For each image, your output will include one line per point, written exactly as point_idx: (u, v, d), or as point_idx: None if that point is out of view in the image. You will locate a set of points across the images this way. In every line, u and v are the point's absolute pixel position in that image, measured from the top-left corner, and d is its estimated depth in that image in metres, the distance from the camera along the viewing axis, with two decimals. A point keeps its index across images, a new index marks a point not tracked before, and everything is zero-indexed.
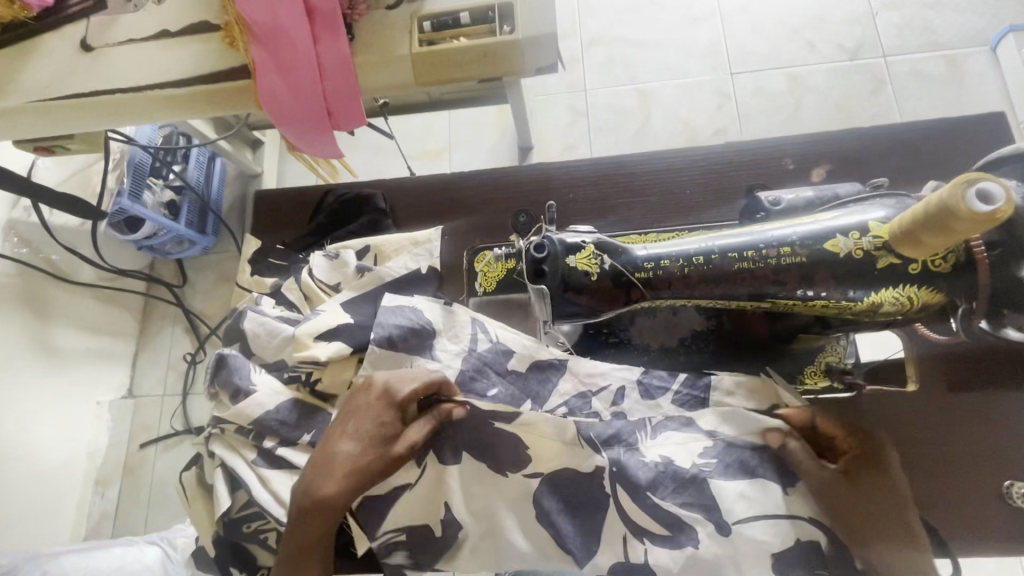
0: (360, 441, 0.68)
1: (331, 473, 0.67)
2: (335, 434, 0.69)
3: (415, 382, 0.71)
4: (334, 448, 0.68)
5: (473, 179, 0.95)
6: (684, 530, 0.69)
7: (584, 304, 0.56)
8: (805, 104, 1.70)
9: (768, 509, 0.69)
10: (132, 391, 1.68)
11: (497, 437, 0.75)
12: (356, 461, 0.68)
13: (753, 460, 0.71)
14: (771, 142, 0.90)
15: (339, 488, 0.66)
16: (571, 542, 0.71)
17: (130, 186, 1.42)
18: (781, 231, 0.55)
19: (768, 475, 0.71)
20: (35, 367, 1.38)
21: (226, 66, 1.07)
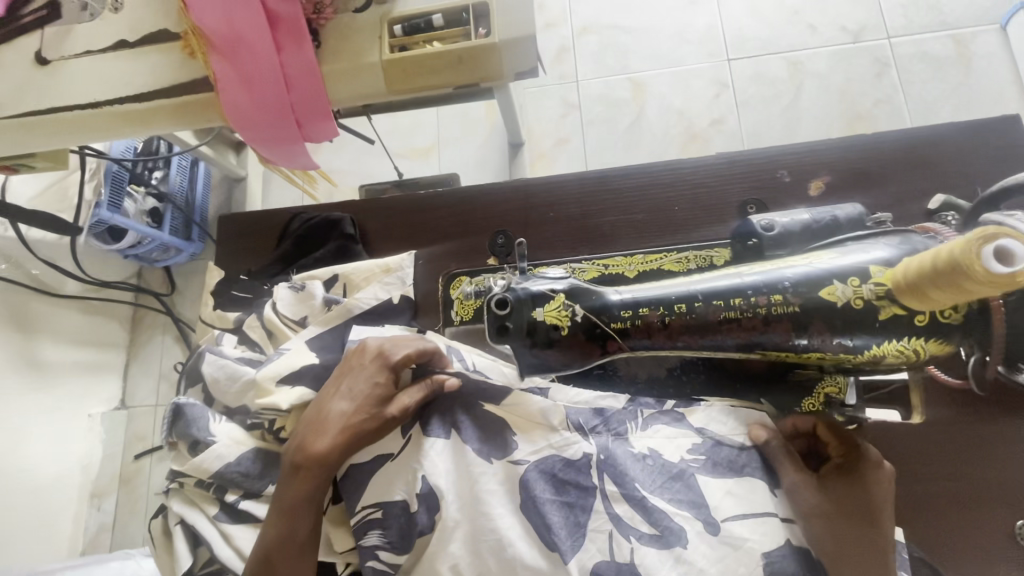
0: (353, 400, 0.68)
1: (323, 429, 0.66)
2: (329, 394, 0.69)
3: (409, 347, 0.71)
4: (327, 406, 0.68)
5: (447, 198, 0.89)
6: (672, 528, 0.67)
7: (555, 359, 0.51)
8: (806, 89, 1.62)
9: (757, 505, 0.68)
10: (124, 402, 1.54)
11: (486, 424, 0.75)
12: (349, 419, 0.67)
13: (741, 460, 0.72)
14: (766, 152, 0.84)
15: (329, 444, 0.66)
16: (556, 534, 0.67)
17: (110, 196, 1.30)
18: (772, 275, 0.49)
19: (755, 473, 0.71)
20: (22, 383, 1.24)
21: (187, 78, 0.93)
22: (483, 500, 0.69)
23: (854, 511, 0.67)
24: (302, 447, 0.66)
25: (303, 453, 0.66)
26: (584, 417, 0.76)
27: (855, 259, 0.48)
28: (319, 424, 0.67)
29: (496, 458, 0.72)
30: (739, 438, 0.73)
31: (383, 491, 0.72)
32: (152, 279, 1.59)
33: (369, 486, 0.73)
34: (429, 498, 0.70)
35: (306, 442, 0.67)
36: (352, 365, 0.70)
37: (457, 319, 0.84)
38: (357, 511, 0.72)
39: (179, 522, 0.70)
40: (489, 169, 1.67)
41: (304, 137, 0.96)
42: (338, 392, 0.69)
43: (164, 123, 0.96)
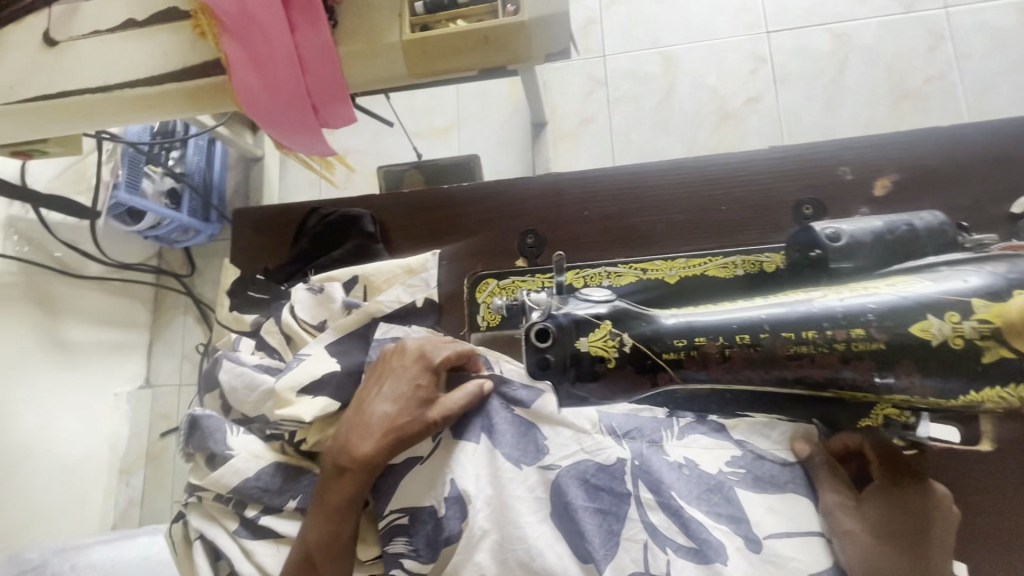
0: (397, 402, 0.63)
1: (367, 432, 0.61)
2: (368, 396, 0.64)
3: (450, 348, 0.67)
4: (368, 408, 0.63)
5: (472, 193, 0.84)
6: (712, 542, 0.62)
7: (599, 394, 0.46)
8: (851, 65, 1.49)
9: (800, 524, 0.63)
10: (149, 379, 1.50)
11: (517, 427, 0.71)
12: (393, 422, 0.62)
13: (784, 475, 0.68)
14: (824, 147, 0.76)
15: (374, 448, 0.61)
16: (589, 543, 0.63)
17: (128, 176, 1.24)
18: (855, 303, 0.43)
19: (798, 490, 0.66)
20: (53, 367, 1.21)
21: (201, 60, 0.85)
22: (512, 507, 0.65)
23: (897, 537, 0.59)
24: (343, 451, 0.61)
25: (345, 457, 0.61)
26: (619, 422, 0.72)
27: (953, 290, 0.41)
28: (361, 427, 0.62)
29: (527, 463, 0.68)
30: (779, 454, 0.69)
31: (412, 495, 0.67)
32: (173, 260, 1.53)
33: (399, 488, 0.68)
34: (459, 502, 0.65)
35: (346, 445, 0.62)
36: (391, 365, 0.65)
37: (483, 325, 0.78)
38: (385, 515, 0.68)
39: (200, 536, 0.68)
40: (510, 150, 1.58)
41: (322, 122, 0.90)
42: (380, 392, 0.63)
43: (176, 106, 0.89)
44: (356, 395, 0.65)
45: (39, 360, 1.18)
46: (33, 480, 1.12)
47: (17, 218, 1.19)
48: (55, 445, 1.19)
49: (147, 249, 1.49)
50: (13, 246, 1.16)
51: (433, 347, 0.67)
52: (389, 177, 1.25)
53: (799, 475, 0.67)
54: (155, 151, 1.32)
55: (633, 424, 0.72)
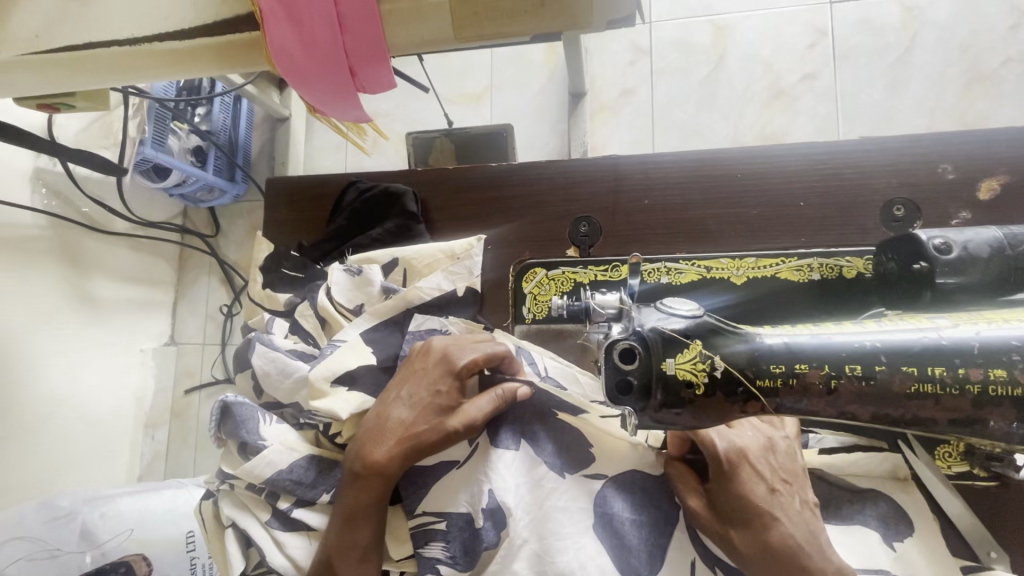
0: (413, 407, 0.60)
1: (382, 437, 0.59)
2: (387, 398, 0.62)
3: (477, 350, 0.63)
4: (384, 411, 0.61)
5: (523, 173, 0.78)
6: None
7: (683, 424, 0.41)
8: (921, 42, 1.35)
9: (874, 561, 0.57)
10: (174, 336, 1.49)
11: (561, 436, 0.67)
12: (409, 428, 0.60)
13: (852, 507, 0.61)
14: (919, 141, 0.68)
15: (388, 455, 0.58)
16: (635, 558, 0.60)
17: (154, 133, 1.19)
18: (1000, 338, 0.37)
19: (868, 523, 0.60)
20: (82, 325, 1.20)
21: (235, 13, 0.79)
22: (553, 517, 0.61)
23: (749, 532, 0.54)
24: (356, 455, 0.59)
25: (358, 462, 0.59)
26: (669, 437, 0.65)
27: None
28: (376, 432, 0.60)
29: (570, 472, 0.64)
30: (848, 480, 0.63)
31: (446, 500, 0.64)
32: (198, 220, 1.50)
33: (432, 489, 0.65)
34: (496, 514, 0.61)
35: (361, 448, 0.60)
36: (414, 368, 0.63)
37: (528, 317, 0.73)
38: (414, 514, 0.64)
39: (231, 524, 0.66)
40: (545, 121, 1.49)
41: (359, 86, 0.83)
42: (398, 396, 0.61)
43: (207, 64, 0.83)
44: (380, 397, 0.63)
45: (69, 317, 1.16)
46: (65, 434, 1.12)
47: (46, 170, 1.13)
48: (83, 403, 1.18)
49: (172, 208, 1.46)
50: (42, 201, 1.12)
51: (458, 348, 0.63)
52: (417, 144, 1.19)
53: (870, 506, 0.61)
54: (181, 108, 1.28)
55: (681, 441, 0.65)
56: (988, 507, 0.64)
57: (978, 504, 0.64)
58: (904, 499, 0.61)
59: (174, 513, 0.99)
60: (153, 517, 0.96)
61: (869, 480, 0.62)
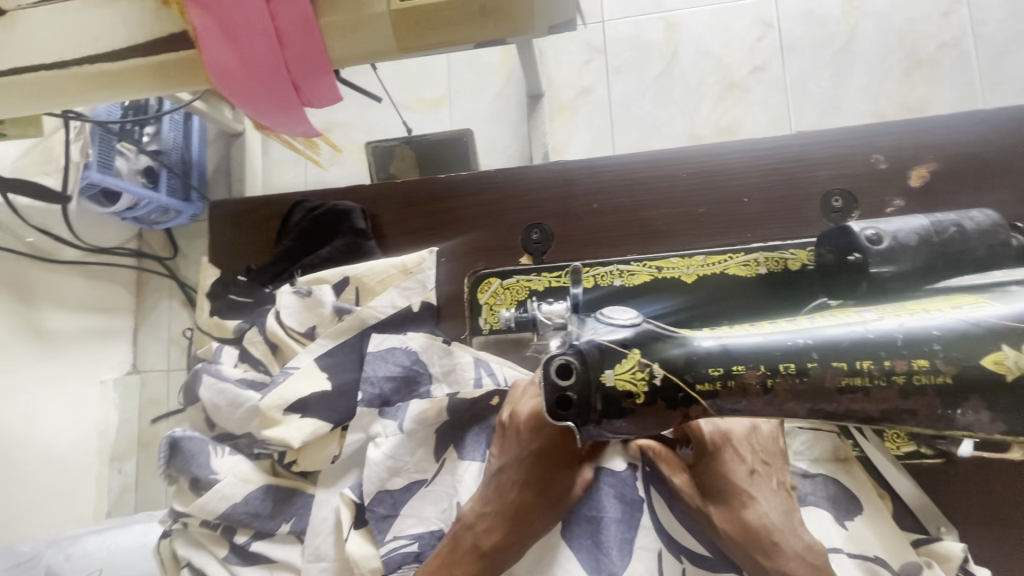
0: (535, 490, 0.57)
1: (504, 525, 0.56)
2: (506, 481, 0.57)
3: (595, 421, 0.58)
4: (505, 496, 0.57)
5: (472, 182, 0.77)
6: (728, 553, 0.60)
7: (626, 434, 0.41)
8: (862, 31, 1.39)
9: (828, 540, 0.58)
10: (136, 364, 1.42)
11: None
12: (531, 513, 0.57)
13: (805, 488, 0.62)
14: (854, 130, 0.70)
15: (513, 540, 0.56)
16: (607, 555, 0.60)
17: (100, 155, 1.13)
18: (918, 331, 0.38)
19: (820, 504, 0.61)
20: (33, 358, 1.12)
21: (169, 32, 0.76)
22: None
23: (726, 512, 0.54)
24: (479, 545, 0.56)
25: (484, 554, 0.56)
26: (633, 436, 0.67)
27: None
28: (497, 518, 0.56)
29: None
30: (801, 464, 0.64)
31: None
32: (155, 242, 1.44)
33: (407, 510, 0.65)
34: None
35: (483, 535, 0.56)
36: (527, 448, 0.57)
37: (486, 328, 0.72)
38: None
39: (187, 564, 0.64)
40: (505, 123, 1.48)
41: (305, 101, 0.81)
42: (516, 478, 0.57)
43: (144, 86, 0.80)
44: (492, 468, 0.59)
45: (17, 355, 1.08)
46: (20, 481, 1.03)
47: None
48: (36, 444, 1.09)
49: (125, 232, 1.39)
50: None
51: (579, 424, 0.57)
52: (378, 154, 1.18)
53: (821, 488, 0.62)
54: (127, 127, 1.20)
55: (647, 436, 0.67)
56: (937, 485, 0.65)
57: (932, 484, 0.65)
58: (855, 479, 0.62)
59: (147, 547, 0.93)
60: (123, 555, 0.91)
61: (820, 462, 0.64)
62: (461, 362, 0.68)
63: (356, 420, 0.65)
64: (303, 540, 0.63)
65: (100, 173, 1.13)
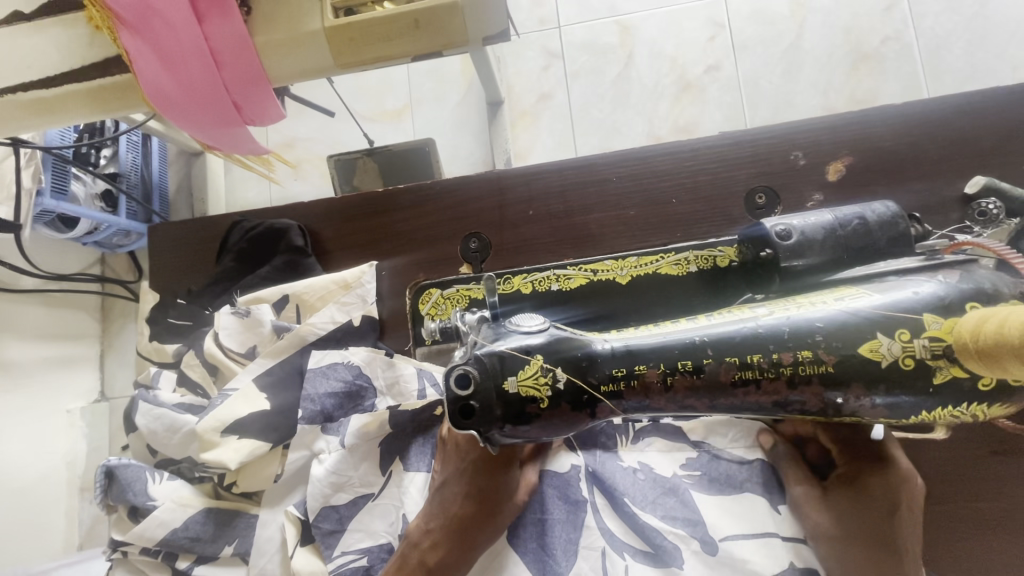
0: (476, 501, 0.57)
1: (451, 539, 0.56)
2: (448, 494, 0.58)
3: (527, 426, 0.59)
4: (450, 508, 0.57)
5: (411, 196, 0.78)
6: (667, 546, 0.60)
7: (537, 439, 0.42)
8: (810, 27, 1.43)
9: (757, 525, 0.60)
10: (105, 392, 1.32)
11: None
12: (474, 525, 0.57)
13: (741, 474, 0.64)
14: (780, 127, 0.72)
15: (460, 553, 0.56)
16: (550, 556, 0.61)
17: (54, 182, 1.05)
18: (804, 323, 0.40)
19: (756, 489, 0.63)
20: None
21: (100, 58, 0.75)
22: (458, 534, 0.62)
23: (853, 541, 0.55)
24: (426, 561, 0.56)
25: (431, 570, 0.56)
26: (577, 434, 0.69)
27: (903, 304, 0.38)
28: (443, 533, 0.57)
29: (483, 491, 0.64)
30: (738, 450, 0.65)
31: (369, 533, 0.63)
32: (118, 265, 1.37)
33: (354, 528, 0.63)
34: None
35: (430, 551, 0.56)
36: (466, 459, 0.58)
37: (427, 341, 0.71)
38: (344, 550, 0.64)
39: None
40: (465, 132, 1.48)
41: (247, 119, 0.81)
42: (459, 490, 0.57)
43: (82, 112, 0.79)
44: (437, 483, 0.59)
45: None
46: None
47: None
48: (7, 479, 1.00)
49: (89, 255, 1.31)
50: None
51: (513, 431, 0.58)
52: (340, 167, 1.18)
53: (757, 474, 0.64)
54: (82, 151, 1.15)
55: (589, 432, 0.68)
56: None
57: None
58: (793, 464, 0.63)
59: None
60: None
61: (757, 449, 0.66)
62: (404, 374, 0.68)
63: (295, 439, 0.65)
64: (248, 562, 0.64)
65: (55, 199, 1.06)
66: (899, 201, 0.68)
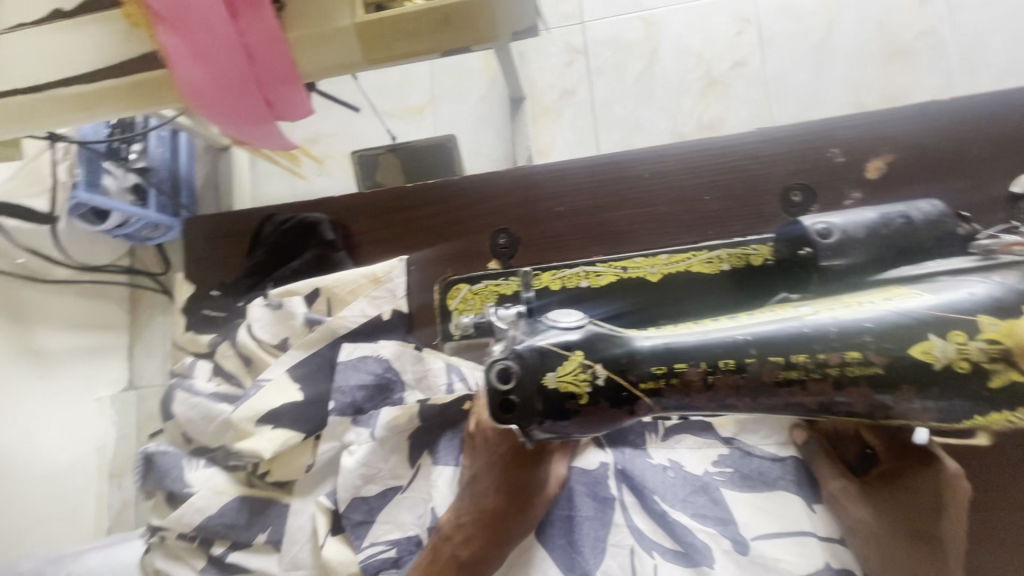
0: (506, 495, 0.57)
1: (482, 532, 0.57)
2: (478, 488, 0.58)
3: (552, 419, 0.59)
4: (482, 502, 0.57)
5: (439, 192, 0.78)
6: (698, 545, 0.59)
7: (574, 435, 0.42)
8: (840, 22, 1.40)
9: (790, 523, 0.59)
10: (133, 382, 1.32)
11: None
12: (504, 519, 0.57)
13: (774, 471, 0.63)
14: (816, 124, 0.71)
15: (492, 546, 0.57)
16: (577, 552, 0.61)
17: (88, 175, 1.09)
18: (853, 324, 0.39)
19: (790, 488, 0.62)
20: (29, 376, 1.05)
21: (136, 54, 0.76)
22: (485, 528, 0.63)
23: (892, 536, 0.55)
24: (458, 555, 0.56)
25: (464, 564, 0.56)
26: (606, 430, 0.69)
27: (957, 305, 0.37)
28: (474, 527, 0.57)
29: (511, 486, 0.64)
30: (769, 448, 0.65)
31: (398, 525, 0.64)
32: (146, 258, 1.35)
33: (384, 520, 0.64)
34: None
35: (462, 545, 0.57)
36: (493, 452, 0.58)
37: (455, 335, 0.71)
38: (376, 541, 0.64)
39: None
40: (488, 128, 1.48)
41: (277, 115, 0.81)
42: (488, 484, 0.57)
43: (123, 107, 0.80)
44: (466, 477, 0.59)
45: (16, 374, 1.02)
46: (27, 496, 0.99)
47: None
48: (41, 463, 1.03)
49: (116, 248, 1.30)
50: None
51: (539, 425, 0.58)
52: (364, 163, 1.19)
53: (792, 473, 0.63)
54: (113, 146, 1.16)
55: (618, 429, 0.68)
56: None
57: None
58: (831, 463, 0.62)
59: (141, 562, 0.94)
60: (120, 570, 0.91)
61: (790, 447, 0.65)
62: (432, 368, 0.69)
63: (327, 430, 0.66)
64: (280, 550, 0.65)
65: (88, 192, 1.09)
66: (941, 199, 0.66)
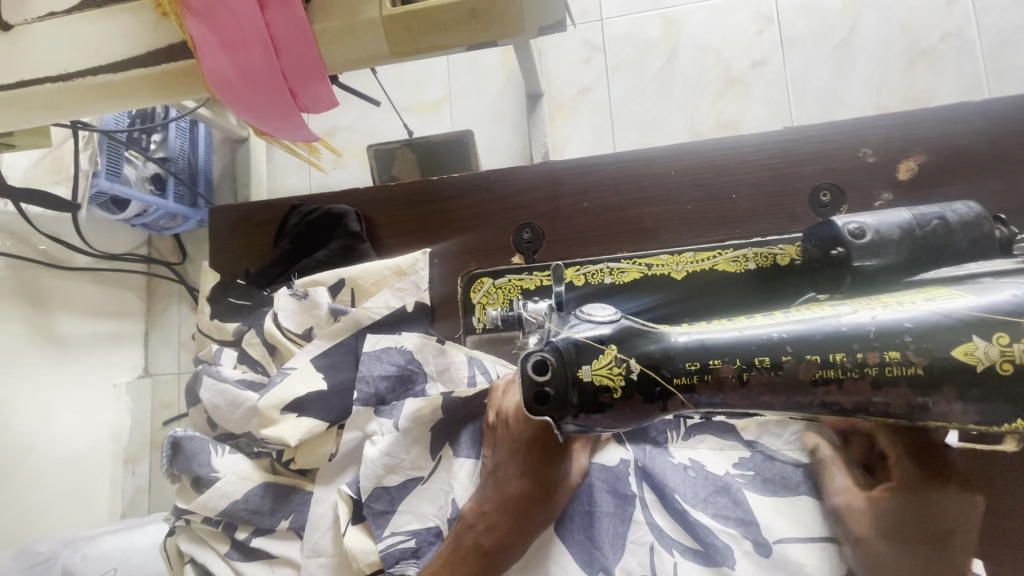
0: (531, 483, 0.57)
1: (506, 520, 0.57)
2: (502, 476, 0.58)
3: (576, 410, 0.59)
4: (507, 490, 0.57)
5: (463, 185, 0.78)
6: (718, 545, 0.58)
7: (605, 428, 0.42)
8: (864, 22, 1.38)
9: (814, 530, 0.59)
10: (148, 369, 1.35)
11: None
12: (529, 508, 0.57)
13: (797, 477, 0.63)
14: (844, 124, 0.70)
15: (515, 535, 0.57)
16: (597, 548, 0.61)
17: (109, 164, 1.08)
18: (894, 324, 0.38)
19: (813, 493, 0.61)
20: (48, 362, 1.06)
21: (165, 44, 0.76)
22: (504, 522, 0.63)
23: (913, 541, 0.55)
24: (481, 543, 0.56)
25: (487, 553, 0.56)
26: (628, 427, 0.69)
27: (1001, 306, 0.37)
28: (498, 515, 0.57)
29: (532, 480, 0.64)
30: (791, 452, 0.65)
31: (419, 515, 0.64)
32: (162, 248, 1.37)
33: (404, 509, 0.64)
34: None
35: (486, 533, 0.57)
36: (518, 440, 0.58)
37: (478, 327, 0.73)
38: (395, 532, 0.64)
39: (191, 559, 0.67)
40: (505, 124, 1.48)
41: (302, 107, 0.81)
42: (512, 472, 0.58)
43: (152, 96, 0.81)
44: (491, 466, 0.60)
45: (37, 358, 1.04)
46: (45, 479, 1.01)
47: None
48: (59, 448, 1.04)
49: (135, 237, 1.33)
50: None
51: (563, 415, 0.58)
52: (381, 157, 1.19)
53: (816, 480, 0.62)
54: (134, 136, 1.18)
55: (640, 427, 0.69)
56: None
57: None
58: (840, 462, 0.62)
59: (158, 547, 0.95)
60: (138, 553, 0.92)
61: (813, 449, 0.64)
62: (455, 361, 0.69)
63: (350, 420, 0.67)
64: (302, 536, 0.65)
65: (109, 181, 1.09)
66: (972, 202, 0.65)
